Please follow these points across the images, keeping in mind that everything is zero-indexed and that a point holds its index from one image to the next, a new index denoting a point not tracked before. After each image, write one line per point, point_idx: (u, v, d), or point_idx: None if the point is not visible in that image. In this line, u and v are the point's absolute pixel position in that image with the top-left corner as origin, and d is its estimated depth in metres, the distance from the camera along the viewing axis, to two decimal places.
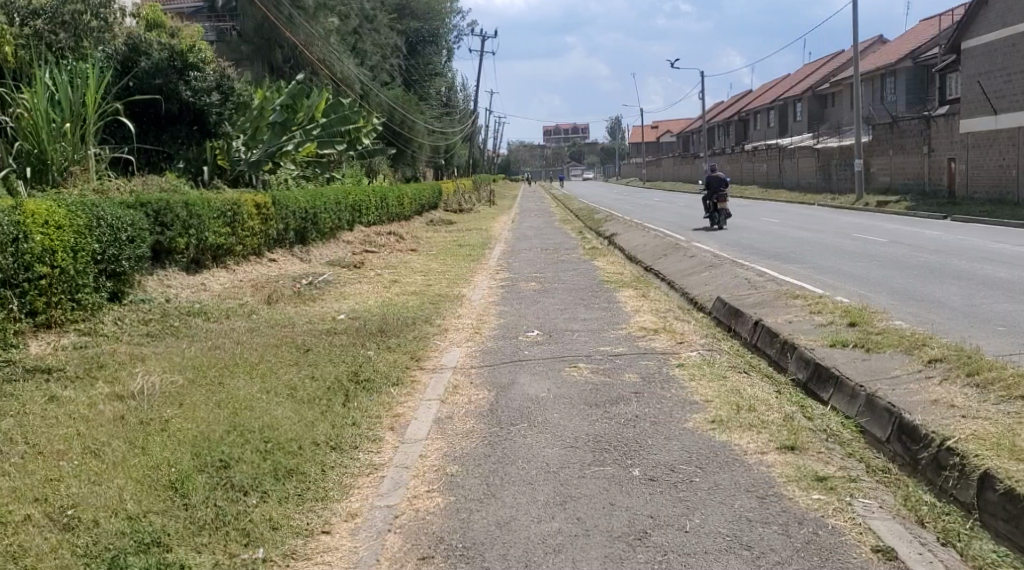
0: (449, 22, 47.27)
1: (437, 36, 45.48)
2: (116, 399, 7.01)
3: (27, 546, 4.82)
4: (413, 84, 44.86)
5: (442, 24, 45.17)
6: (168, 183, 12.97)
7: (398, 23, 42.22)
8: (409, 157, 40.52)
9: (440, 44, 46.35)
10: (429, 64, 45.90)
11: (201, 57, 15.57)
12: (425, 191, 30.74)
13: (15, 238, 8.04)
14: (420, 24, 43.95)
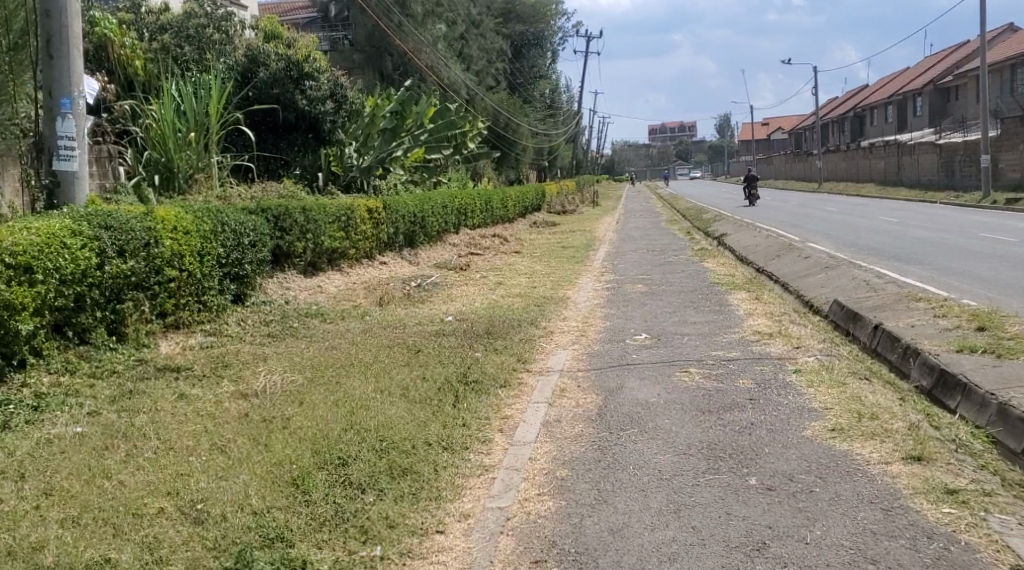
0: (555, 25, 47.40)
1: (542, 38, 45.64)
2: (240, 397, 7.29)
3: (161, 537, 5.06)
4: (519, 88, 45.13)
5: (548, 27, 45.31)
6: (286, 190, 13.40)
7: (504, 26, 42.54)
8: (513, 160, 40.81)
9: (545, 47, 46.54)
10: (534, 67, 46.13)
11: (316, 66, 16.06)
12: (529, 193, 30.92)
13: (147, 243, 8.52)
14: (526, 27, 44.21)
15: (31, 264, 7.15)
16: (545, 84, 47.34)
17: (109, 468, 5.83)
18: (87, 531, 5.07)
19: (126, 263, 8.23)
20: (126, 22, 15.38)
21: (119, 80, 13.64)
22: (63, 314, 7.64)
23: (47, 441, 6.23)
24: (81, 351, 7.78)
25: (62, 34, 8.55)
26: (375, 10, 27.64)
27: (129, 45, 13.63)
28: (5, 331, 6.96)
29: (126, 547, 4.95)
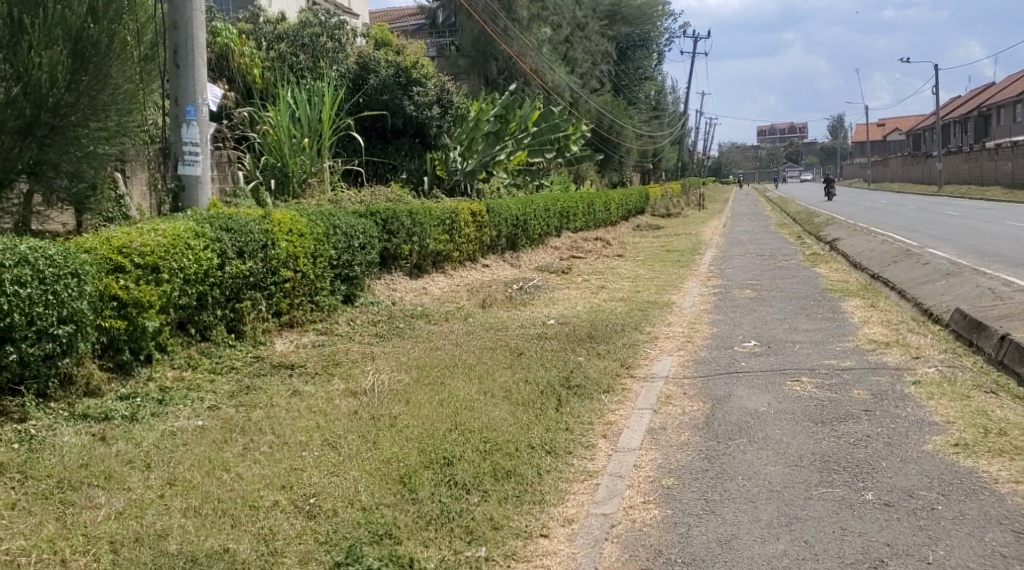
0: (662, 26, 46.95)
1: (648, 40, 45.24)
2: (350, 394, 7.47)
3: (276, 529, 5.21)
4: (623, 90, 44.81)
5: (653, 28, 44.89)
6: (393, 194, 13.64)
7: (609, 29, 42.38)
8: (617, 162, 40.61)
9: (652, 48, 46.16)
10: (639, 69, 45.83)
11: (424, 72, 16.33)
12: (633, 196, 30.74)
13: (264, 245, 8.87)
14: (631, 29, 43.88)
15: (158, 264, 7.48)
16: (650, 86, 46.94)
17: (227, 460, 6.03)
18: (207, 521, 5.26)
19: (245, 264, 8.56)
20: (246, 32, 16.03)
21: (239, 88, 14.12)
22: (187, 312, 8.00)
23: (171, 432, 6.49)
24: (202, 348, 8.13)
25: (188, 44, 8.89)
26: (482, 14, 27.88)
27: (248, 54, 14.14)
28: (133, 328, 7.31)
29: (243, 538, 5.11)
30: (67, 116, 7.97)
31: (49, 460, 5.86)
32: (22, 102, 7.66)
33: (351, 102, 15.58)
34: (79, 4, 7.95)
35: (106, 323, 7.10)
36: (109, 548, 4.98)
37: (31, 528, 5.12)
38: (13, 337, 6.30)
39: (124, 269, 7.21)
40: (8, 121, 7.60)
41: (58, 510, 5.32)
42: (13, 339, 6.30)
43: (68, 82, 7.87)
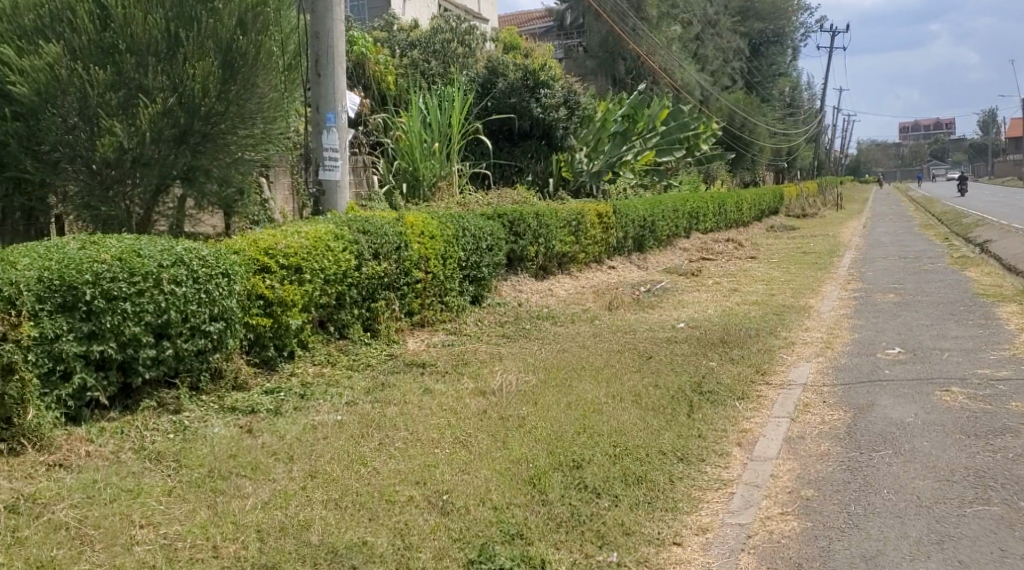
0: (797, 22, 45.65)
1: (783, 35, 44.01)
2: (479, 394, 7.51)
3: (410, 523, 5.31)
4: (756, 86, 43.67)
5: (788, 22, 43.59)
6: (520, 196, 13.69)
7: (741, 25, 41.38)
8: (748, 161, 39.82)
9: (786, 44, 44.93)
10: (773, 65, 44.66)
11: (552, 74, 16.22)
12: (766, 196, 29.95)
13: (398, 247, 9.11)
14: (765, 25, 42.76)
15: (301, 265, 7.82)
16: (784, 82, 45.66)
17: (364, 454, 6.18)
18: (346, 514, 5.38)
19: (380, 265, 8.82)
20: (381, 40, 16.30)
21: (374, 94, 14.37)
22: (326, 311, 8.32)
23: (312, 426, 6.67)
24: (341, 345, 8.45)
25: (329, 53, 9.18)
26: (612, 13, 27.73)
27: (383, 62, 14.45)
28: (278, 325, 7.68)
29: (381, 532, 5.22)
30: (219, 124, 8.31)
31: (201, 450, 6.14)
32: (177, 111, 8.01)
33: (479, 107, 15.76)
34: (228, 17, 8.21)
35: (253, 321, 7.49)
36: (255, 536, 5.15)
37: (185, 514, 5.35)
38: (169, 333, 6.74)
39: (269, 270, 7.57)
40: (165, 129, 7.98)
41: (210, 498, 5.55)
42: (169, 335, 6.74)
43: (219, 92, 8.20)
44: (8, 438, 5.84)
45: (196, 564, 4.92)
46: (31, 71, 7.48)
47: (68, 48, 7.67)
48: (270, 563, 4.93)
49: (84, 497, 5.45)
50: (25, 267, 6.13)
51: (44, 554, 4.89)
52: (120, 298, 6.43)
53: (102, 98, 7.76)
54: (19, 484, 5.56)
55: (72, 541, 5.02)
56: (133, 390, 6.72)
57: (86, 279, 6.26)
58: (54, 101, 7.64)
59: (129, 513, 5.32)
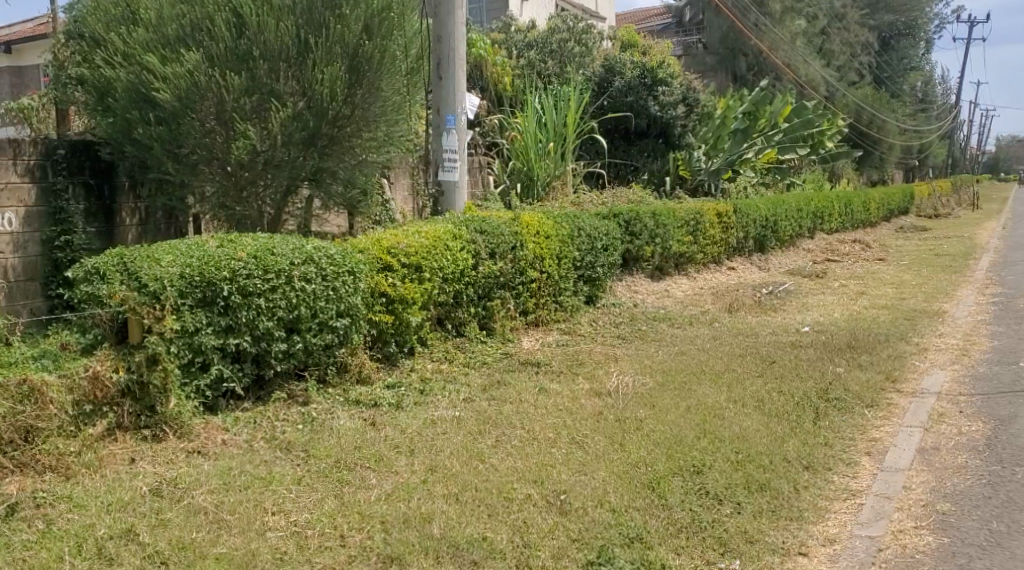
0: (931, 12, 43.69)
1: (915, 27, 42.23)
2: (594, 395, 7.46)
3: (531, 522, 5.40)
4: (885, 81, 42.05)
5: (922, 14, 41.81)
6: (636, 195, 13.53)
7: (870, 17, 39.88)
8: (876, 158, 38.53)
9: (918, 37, 43.09)
10: (904, 58, 42.94)
11: (670, 72, 15.98)
12: (894, 195, 28.80)
13: (514, 246, 9.15)
14: (897, 17, 40.78)
15: (421, 264, 7.93)
16: (916, 76, 43.80)
17: (481, 451, 6.22)
18: (466, 508, 5.51)
19: (496, 264, 8.88)
20: (498, 41, 16.35)
21: (491, 96, 14.61)
22: (444, 309, 8.41)
23: (430, 421, 6.74)
24: (458, 342, 8.52)
25: (450, 56, 9.37)
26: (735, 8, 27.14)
27: (500, 63, 14.50)
28: (399, 322, 7.79)
29: (500, 528, 5.34)
30: (344, 127, 8.52)
31: (328, 441, 6.31)
32: (306, 115, 8.25)
33: (595, 106, 15.66)
34: (355, 22, 8.36)
35: (376, 317, 7.61)
36: (380, 526, 5.31)
37: (313, 503, 5.53)
38: (299, 328, 6.94)
39: (392, 268, 7.69)
40: (295, 133, 8.21)
41: (337, 488, 5.71)
42: (299, 329, 6.94)
43: (345, 96, 8.39)
44: (152, 425, 6.20)
45: (326, 552, 5.11)
46: (173, 78, 7.76)
47: (207, 55, 7.94)
48: (395, 554, 5.08)
49: (221, 483, 5.68)
50: (168, 263, 6.44)
51: (185, 536, 5.13)
52: (255, 294, 6.65)
53: (237, 102, 8.01)
54: (162, 469, 5.86)
55: (210, 525, 5.25)
56: (266, 382, 6.96)
57: (224, 275, 6.51)
58: (193, 106, 7.92)
59: (262, 500, 5.52)
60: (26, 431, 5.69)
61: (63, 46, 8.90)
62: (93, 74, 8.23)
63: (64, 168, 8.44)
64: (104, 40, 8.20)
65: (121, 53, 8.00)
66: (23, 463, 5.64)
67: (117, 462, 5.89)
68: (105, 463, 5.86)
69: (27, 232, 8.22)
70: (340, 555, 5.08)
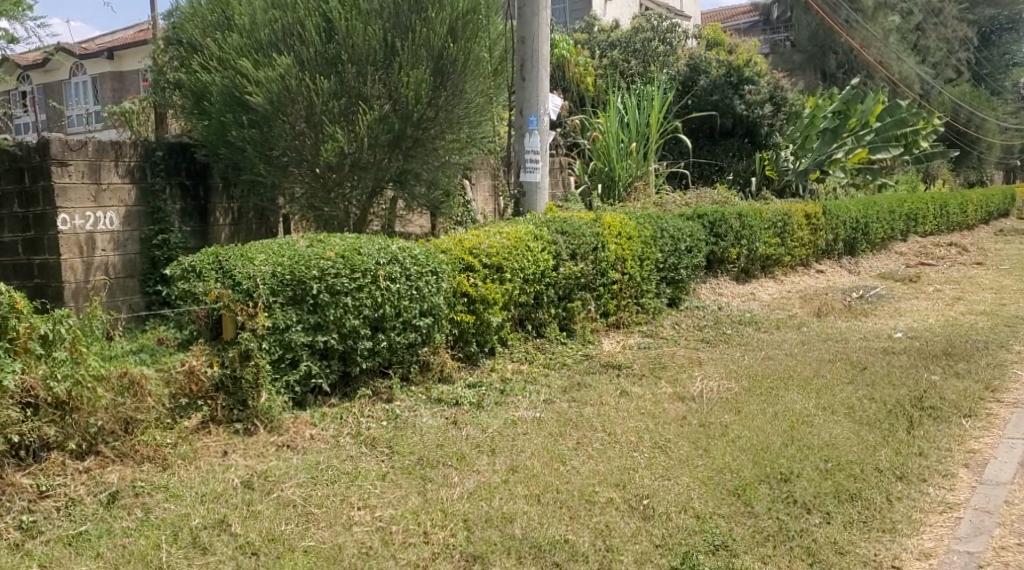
0: None
1: (1018, 22, 40.65)
2: (678, 399, 7.35)
3: (613, 526, 5.34)
4: (985, 78, 40.64)
5: None
6: (722, 196, 13.31)
7: (970, 12, 38.55)
8: (974, 159, 37.27)
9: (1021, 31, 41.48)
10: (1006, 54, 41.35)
11: (757, 70, 15.74)
12: (994, 197, 27.79)
13: (596, 247, 9.10)
14: (998, 12, 39.42)
15: (502, 264, 7.94)
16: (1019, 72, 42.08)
17: (562, 453, 6.17)
18: (548, 510, 5.47)
19: (578, 266, 8.85)
20: (582, 42, 16.36)
21: (573, 97, 14.58)
22: (525, 310, 8.40)
23: (512, 421, 6.73)
24: (538, 343, 8.49)
25: (534, 56, 9.33)
26: (827, 5, 26.51)
27: (583, 63, 14.47)
28: (481, 322, 7.80)
29: (583, 531, 5.29)
30: (428, 129, 8.57)
31: (411, 438, 6.34)
32: (392, 117, 8.32)
33: (679, 105, 15.52)
34: (440, 25, 8.37)
35: (457, 317, 7.64)
36: (463, 525, 5.30)
37: (398, 499, 5.56)
38: (383, 327, 6.99)
39: (473, 268, 7.71)
40: (381, 135, 8.29)
41: (421, 485, 5.73)
42: (384, 328, 6.99)
43: (430, 98, 8.43)
44: (244, 418, 6.34)
45: (410, 548, 5.12)
46: (265, 82, 7.88)
47: (297, 59, 8.08)
48: (477, 553, 5.08)
49: (309, 477, 5.76)
50: (261, 262, 6.55)
51: (275, 528, 5.20)
52: (342, 292, 6.71)
53: (326, 106, 8.14)
54: (253, 462, 5.96)
55: (299, 518, 5.33)
56: (351, 378, 7.02)
57: (314, 274, 6.60)
58: (284, 109, 8.06)
59: (348, 495, 5.58)
60: (126, 422, 5.88)
61: (162, 52, 9.13)
62: (190, 79, 8.44)
63: (162, 169, 8.65)
64: (201, 46, 8.41)
65: (216, 58, 8.22)
66: (123, 453, 5.80)
67: (211, 454, 6.01)
68: (200, 454, 5.99)
69: (127, 232, 8.43)
70: (423, 552, 5.09)
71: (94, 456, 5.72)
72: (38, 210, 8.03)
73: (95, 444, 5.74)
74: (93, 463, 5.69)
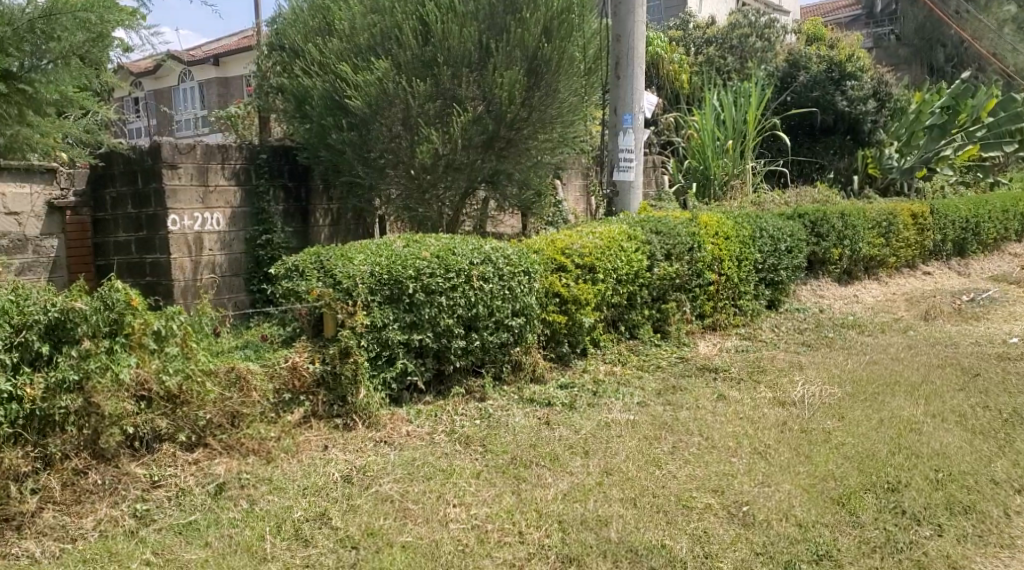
0: None
1: None
2: (779, 404, 7.14)
3: (711, 532, 5.20)
4: None
5: None
6: (823, 195, 12.93)
7: None
8: None
9: None
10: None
11: (860, 65, 15.29)
12: None
13: (691, 247, 8.94)
14: None
15: (595, 264, 7.86)
16: None
17: (658, 456, 6.05)
18: (644, 513, 5.36)
19: (673, 266, 8.69)
20: (677, 39, 16.23)
21: (667, 94, 14.42)
22: (618, 310, 8.30)
23: (605, 423, 6.63)
24: (632, 345, 8.38)
25: (629, 54, 9.21)
26: None
27: (678, 60, 14.30)
28: (573, 322, 7.73)
29: (681, 536, 5.17)
30: (521, 129, 8.53)
31: (504, 438, 6.30)
32: (486, 118, 8.30)
33: (778, 102, 15.21)
34: (535, 25, 8.30)
35: (550, 317, 7.58)
36: (558, 526, 5.23)
37: (493, 498, 5.51)
38: (477, 326, 6.96)
39: (566, 268, 7.65)
40: (475, 136, 8.28)
41: (515, 484, 5.67)
42: (477, 327, 6.96)
43: (523, 99, 8.38)
44: (344, 414, 6.40)
45: (506, 547, 5.08)
46: (363, 86, 7.98)
47: (395, 62, 8.13)
48: (573, 555, 5.00)
49: (405, 473, 5.77)
50: (359, 261, 6.60)
51: (374, 522, 5.21)
52: (437, 292, 6.71)
53: (422, 108, 8.17)
54: (352, 457, 6.00)
55: (396, 513, 5.32)
56: (445, 376, 7.02)
57: (409, 273, 6.61)
58: (381, 111, 8.11)
59: (444, 491, 5.56)
60: (233, 416, 5.95)
61: (266, 57, 9.25)
62: (292, 83, 8.58)
63: (265, 171, 8.80)
64: (302, 50, 8.54)
65: (317, 63, 8.33)
66: (230, 446, 5.88)
67: (312, 448, 6.07)
68: (302, 448, 6.06)
69: (233, 232, 8.59)
70: (519, 552, 5.03)
71: (202, 448, 5.82)
72: (150, 211, 8.25)
73: (203, 436, 5.84)
74: (201, 455, 5.79)
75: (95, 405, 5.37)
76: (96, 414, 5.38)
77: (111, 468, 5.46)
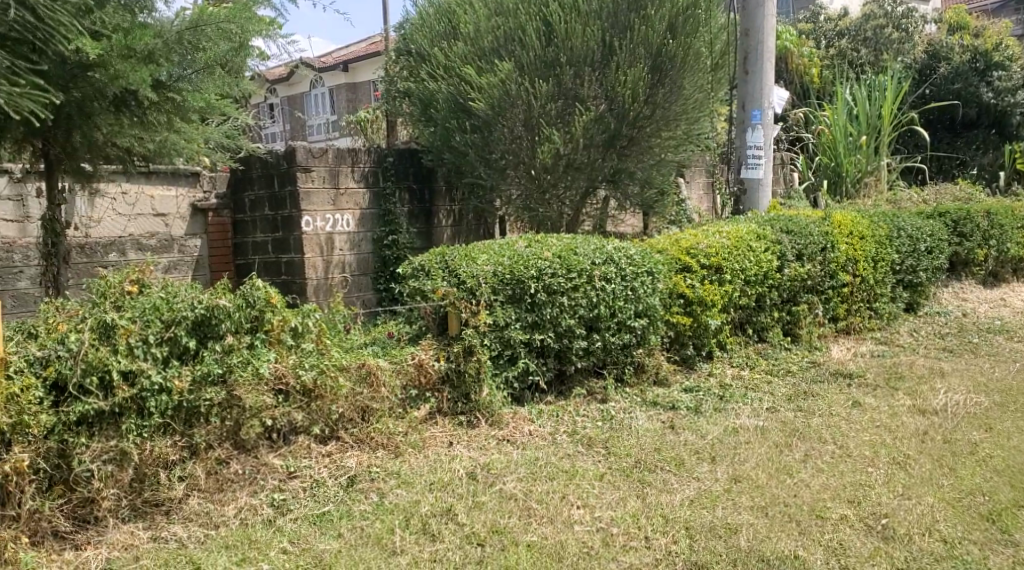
0: None
1: None
2: (919, 412, 6.77)
3: (847, 545, 4.95)
4: None
5: None
6: (964, 193, 12.27)
7: None
8: None
9: None
10: None
11: (1008, 54, 14.53)
12: None
13: (824, 247, 8.59)
14: None
15: (721, 265, 7.62)
16: None
17: (790, 464, 5.80)
18: (776, 523, 5.14)
19: (804, 267, 8.37)
20: (807, 32, 15.82)
21: (797, 90, 14.00)
22: (745, 312, 8.06)
23: (733, 429, 6.40)
24: (760, 348, 8.11)
25: (757, 48, 8.93)
26: None
27: (808, 54, 13.88)
28: (698, 324, 7.53)
29: (815, 548, 4.93)
30: (644, 127, 8.36)
31: (628, 440, 6.16)
32: (608, 117, 8.18)
33: (915, 95, 14.57)
34: (659, 22, 8.12)
35: (674, 319, 7.40)
36: (685, 533, 5.06)
37: (617, 501, 5.38)
38: (599, 327, 6.84)
39: (691, 269, 7.46)
40: (597, 135, 8.16)
41: (640, 489, 5.53)
42: (599, 328, 6.84)
43: (646, 96, 8.22)
44: (468, 411, 6.38)
45: (631, 552, 4.94)
46: (487, 87, 7.95)
47: (518, 64, 8.07)
48: (700, 562, 4.83)
49: (528, 472, 5.69)
50: (483, 262, 6.58)
51: (499, 521, 5.15)
52: (559, 292, 6.62)
53: (544, 108, 8.10)
54: (477, 454, 5.97)
55: (520, 512, 5.26)
56: (567, 377, 6.92)
57: (531, 274, 6.55)
58: (504, 113, 8.08)
59: (568, 492, 5.46)
60: (363, 411, 6.00)
61: (393, 61, 9.33)
62: (417, 86, 8.63)
63: (393, 174, 8.86)
64: (428, 54, 8.58)
65: (441, 66, 8.35)
66: (360, 439, 5.94)
67: (438, 444, 6.07)
68: (428, 444, 6.07)
69: (362, 232, 8.70)
70: (646, 557, 4.89)
71: (335, 442, 5.89)
72: (286, 212, 8.42)
73: (336, 430, 5.90)
74: (334, 448, 5.85)
75: (237, 398, 5.47)
76: (239, 407, 5.49)
77: (250, 458, 5.56)
